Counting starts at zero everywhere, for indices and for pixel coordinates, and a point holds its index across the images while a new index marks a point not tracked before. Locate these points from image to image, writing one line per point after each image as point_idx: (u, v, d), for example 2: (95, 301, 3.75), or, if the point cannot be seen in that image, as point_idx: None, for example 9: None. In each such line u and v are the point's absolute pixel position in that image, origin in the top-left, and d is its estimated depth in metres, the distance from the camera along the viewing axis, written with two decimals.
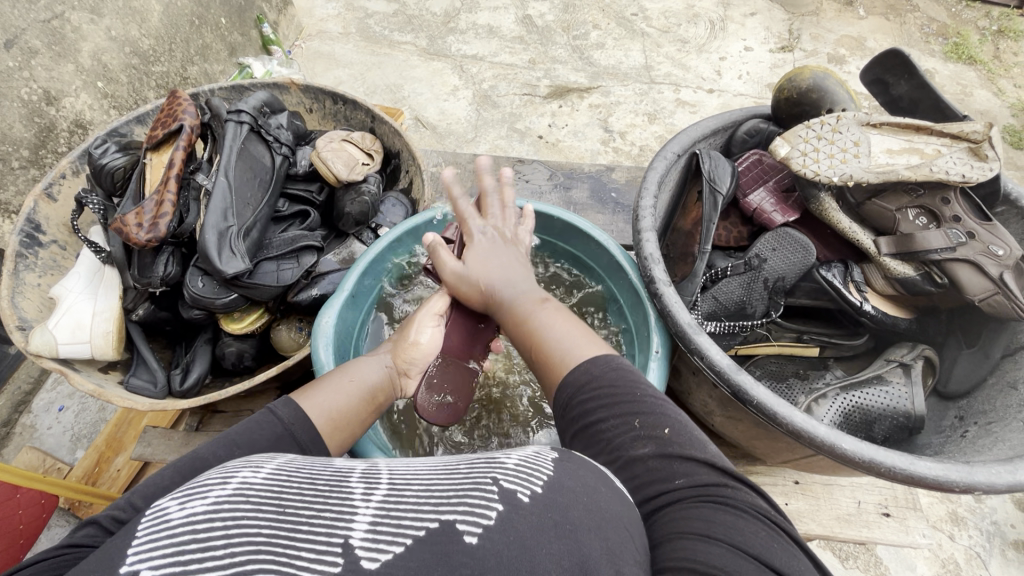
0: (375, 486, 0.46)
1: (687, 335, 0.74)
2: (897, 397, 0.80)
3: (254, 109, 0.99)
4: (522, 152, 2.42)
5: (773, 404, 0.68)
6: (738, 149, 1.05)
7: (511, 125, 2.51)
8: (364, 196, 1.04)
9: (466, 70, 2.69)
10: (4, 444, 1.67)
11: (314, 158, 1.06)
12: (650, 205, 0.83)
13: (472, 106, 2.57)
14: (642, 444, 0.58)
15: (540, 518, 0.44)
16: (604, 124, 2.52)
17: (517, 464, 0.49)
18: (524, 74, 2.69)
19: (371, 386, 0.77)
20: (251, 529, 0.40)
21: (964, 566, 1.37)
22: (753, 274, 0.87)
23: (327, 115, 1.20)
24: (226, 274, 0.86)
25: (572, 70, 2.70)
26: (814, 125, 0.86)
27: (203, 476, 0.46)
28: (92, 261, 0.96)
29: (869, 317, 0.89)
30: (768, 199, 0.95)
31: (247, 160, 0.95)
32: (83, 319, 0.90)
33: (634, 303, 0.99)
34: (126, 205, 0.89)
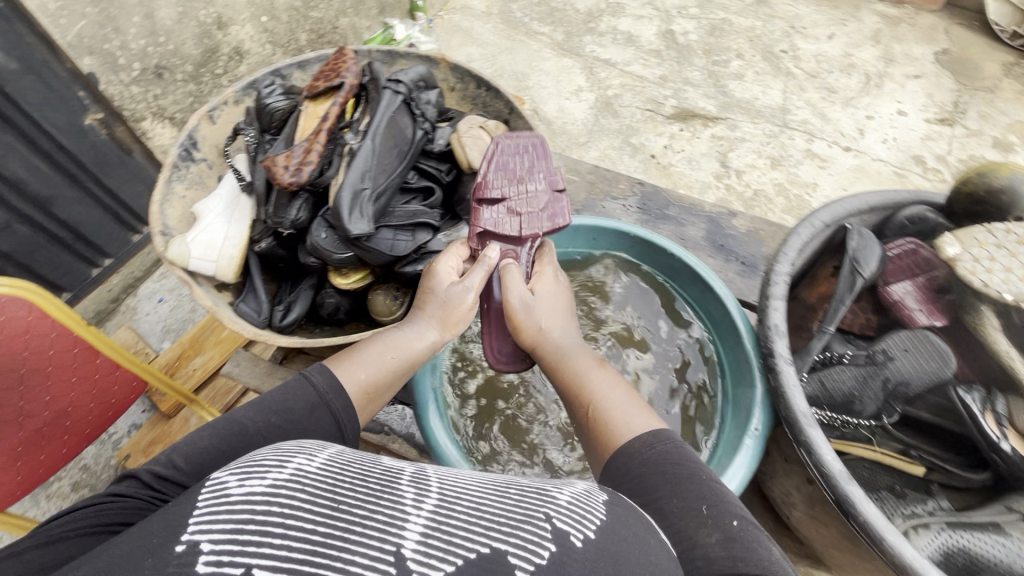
0: (425, 496, 0.52)
1: (799, 424, 0.70)
2: (1017, 555, 0.71)
3: (411, 82, 1.03)
4: (630, 168, 2.37)
5: (880, 525, 0.63)
6: (891, 233, 0.95)
7: (625, 138, 2.46)
8: (489, 187, 1.04)
9: (594, 73, 2.67)
10: (109, 317, 1.88)
11: (453, 139, 1.07)
12: (786, 272, 0.79)
13: (592, 110, 2.54)
14: (710, 533, 0.58)
15: (588, 561, 0.49)
16: (722, 157, 2.41)
17: (568, 503, 0.54)
18: (652, 89, 2.62)
19: (412, 357, 0.85)
20: (308, 527, 0.46)
21: None
22: (874, 369, 0.84)
23: (466, 97, 1.19)
24: (350, 233, 0.89)
25: (702, 95, 2.60)
26: (998, 231, 0.80)
27: (259, 457, 0.54)
28: (233, 187, 1.04)
29: (1001, 457, 0.78)
30: (913, 294, 0.88)
31: (393, 128, 0.98)
32: (216, 240, 0.96)
33: (739, 363, 0.94)
34: (278, 146, 0.96)
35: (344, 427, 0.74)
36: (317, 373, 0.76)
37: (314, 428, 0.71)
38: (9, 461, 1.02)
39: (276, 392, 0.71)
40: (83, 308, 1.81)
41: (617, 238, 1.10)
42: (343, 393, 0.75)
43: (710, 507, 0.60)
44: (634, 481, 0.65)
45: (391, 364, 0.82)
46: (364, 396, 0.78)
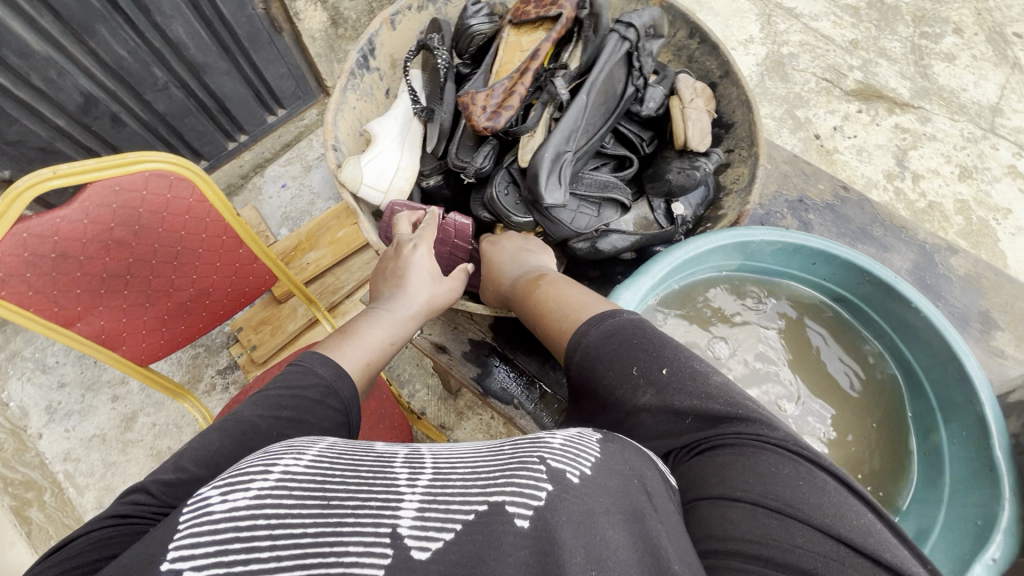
0: (419, 474, 0.48)
1: None
2: None
3: (642, 28, 0.89)
4: (786, 144, 2.08)
5: None
6: None
7: (790, 108, 2.14)
8: (693, 171, 0.86)
9: (772, 23, 2.31)
10: (237, 192, 1.95)
11: (671, 105, 0.90)
12: None
13: (758, 68, 2.22)
14: (646, 390, 0.60)
15: (587, 497, 0.45)
16: (899, 154, 2.06)
17: (562, 445, 0.50)
18: (837, 55, 2.23)
19: (398, 331, 0.81)
20: (297, 529, 0.41)
21: None
22: None
23: (671, 45, 1.01)
24: (543, 200, 0.82)
25: (897, 73, 2.19)
26: None
27: (244, 466, 0.48)
28: (408, 109, 0.98)
29: None
30: None
31: (608, 82, 0.86)
32: (388, 169, 0.92)
33: (974, 471, 0.73)
34: (476, 82, 0.88)
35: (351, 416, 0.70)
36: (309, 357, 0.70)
37: (324, 419, 0.65)
38: (156, 324, 1.10)
39: (281, 385, 0.65)
40: (216, 178, 1.89)
41: (843, 274, 0.88)
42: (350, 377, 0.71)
43: (641, 367, 0.61)
44: (592, 403, 0.65)
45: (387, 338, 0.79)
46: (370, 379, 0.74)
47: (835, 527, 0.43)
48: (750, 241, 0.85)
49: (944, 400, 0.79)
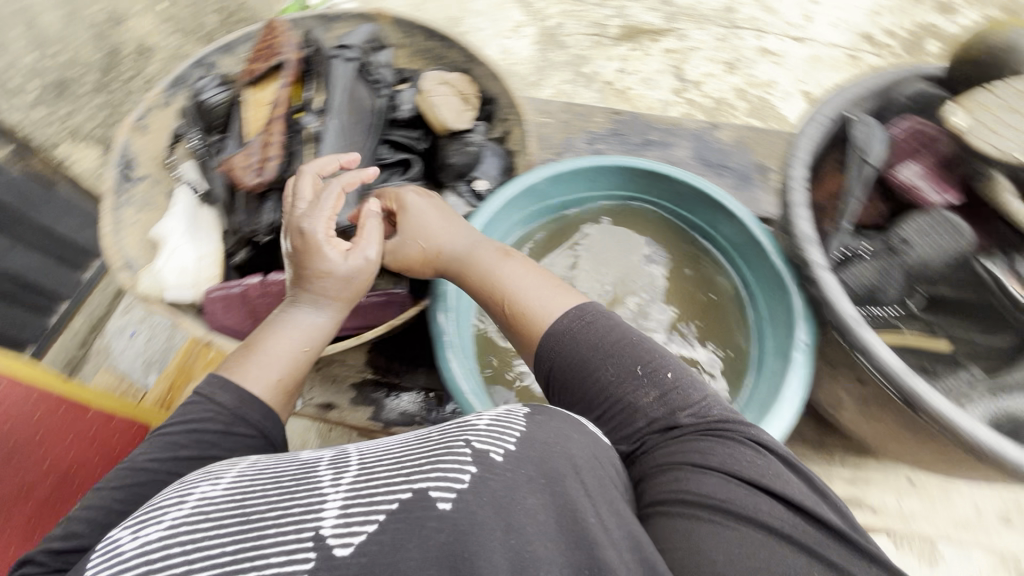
0: (343, 474, 0.61)
1: (853, 329, 0.81)
2: None
3: (359, 48, 1.07)
4: (587, 99, 2.28)
5: (953, 417, 0.75)
6: (891, 116, 1.03)
7: (577, 68, 2.35)
8: (468, 147, 1.06)
9: (530, 5, 2.54)
10: (83, 364, 1.73)
11: (420, 102, 1.08)
12: (798, 176, 0.92)
13: (536, 46, 2.43)
14: (648, 393, 0.77)
15: (512, 471, 0.59)
16: (677, 71, 2.34)
17: (489, 425, 0.64)
18: (593, 12, 2.50)
19: (317, 337, 0.90)
20: (215, 551, 0.53)
21: None
22: (894, 258, 0.92)
23: (416, 52, 1.17)
24: (340, 223, 0.96)
25: (646, 9, 2.49)
26: (1000, 92, 0.87)
27: (159, 502, 0.61)
28: (190, 200, 1.05)
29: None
30: (919, 176, 0.95)
31: (353, 102, 1.03)
32: (188, 264, 0.97)
33: (769, 283, 1.04)
34: (235, 146, 1.01)
35: (271, 435, 0.83)
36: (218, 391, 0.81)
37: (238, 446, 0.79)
38: None
39: (187, 421, 0.78)
40: (49, 361, 1.67)
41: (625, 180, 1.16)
42: (261, 401, 0.83)
43: (643, 367, 0.78)
44: (572, 393, 0.81)
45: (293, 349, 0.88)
46: (283, 391, 0.86)
47: (787, 491, 0.64)
48: (529, 185, 1.05)
49: (737, 243, 1.11)
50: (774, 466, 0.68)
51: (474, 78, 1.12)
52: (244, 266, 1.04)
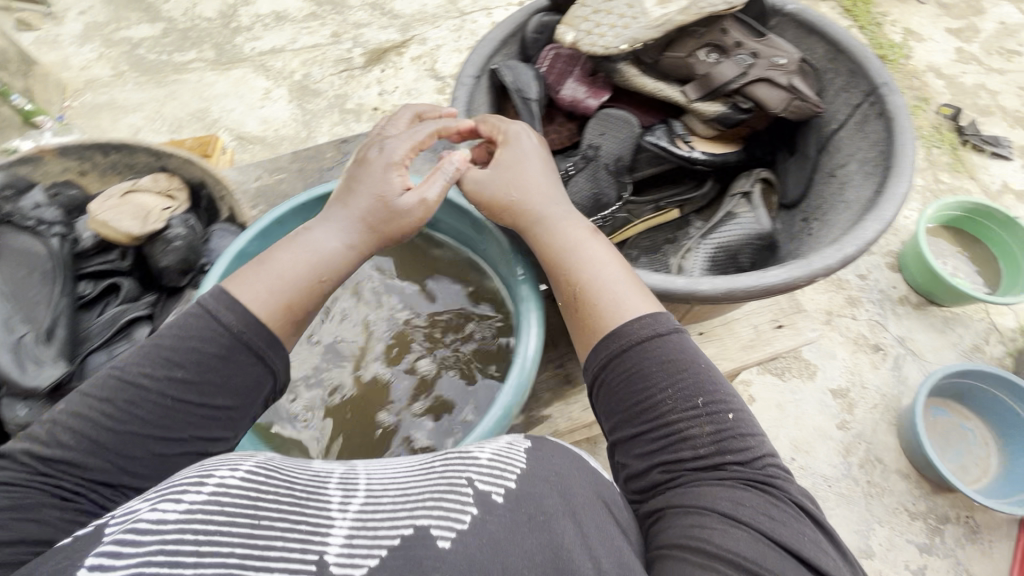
0: (352, 497, 0.61)
1: None
2: (751, 223, 0.95)
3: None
4: (362, 130, 2.30)
5: (617, 284, 0.82)
6: (533, 49, 1.08)
7: (341, 108, 2.37)
8: (169, 245, 1.17)
9: (270, 67, 2.51)
10: None
11: (94, 223, 1.16)
12: (460, 136, 0.90)
13: (293, 103, 2.40)
14: (702, 426, 0.71)
15: (510, 512, 0.59)
16: (432, 72, 2.43)
17: (490, 458, 0.65)
18: (332, 50, 2.53)
19: (328, 259, 0.86)
20: (225, 547, 0.51)
21: (871, 334, 1.77)
22: (594, 164, 0.98)
23: (102, 168, 1.29)
24: (42, 384, 1.02)
25: (380, 29, 2.58)
26: (589, 4, 0.93)
27: (180, 480, 0.58)
28: None
29: (702, 162, 0.98)
30: (579, 88, 1.03)
31: (15, 259, 1.12)
32: None
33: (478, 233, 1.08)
34: None
35: (271, 363, 0.80)
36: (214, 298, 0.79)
37: None
38: None
39: (172, 342, 0.75)
40: None
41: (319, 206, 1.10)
42: (262, 321, 0.79)
43: (704, 399, 0.72)
44: (620, 399, 0.76)
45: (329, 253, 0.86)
46: (287, 318, 0.81)
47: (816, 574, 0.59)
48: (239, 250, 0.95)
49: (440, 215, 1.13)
50: (800, 523, 0.64)
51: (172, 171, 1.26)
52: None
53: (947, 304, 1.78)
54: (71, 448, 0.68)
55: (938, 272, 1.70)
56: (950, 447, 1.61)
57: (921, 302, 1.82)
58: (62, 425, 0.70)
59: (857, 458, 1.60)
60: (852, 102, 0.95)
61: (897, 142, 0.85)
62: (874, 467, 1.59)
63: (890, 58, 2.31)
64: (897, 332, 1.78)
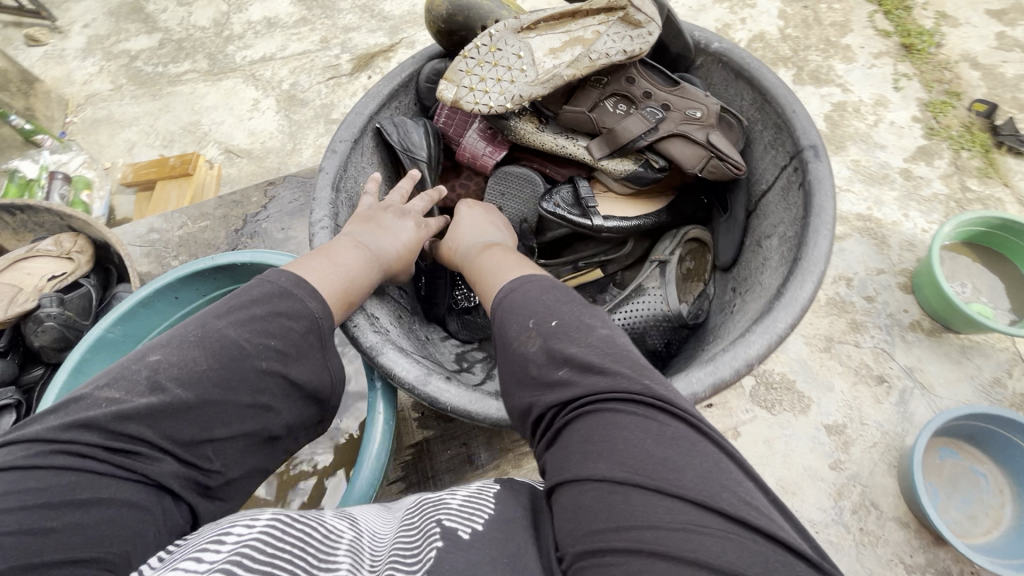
0: (359, 565, 0.59)
1: (374, 356, 0.85)
2: (656, 301, 0.96)
3: None
4: None
5: (462, 404, 0.81)
6: (428, 96, 1.14)
7: (327, 118, 2.34)
8: (46, 322, 1.27)
9: (260, 77, 2.49)
10: None
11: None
12: (321, 219, 0.93)
13: (280, 114, 2.38)
14: (533, 342, 0.72)
15: (471, 547, 0.57)
16: None
17: (460, 503, 0.64)
18: (321, 57, 2.49)
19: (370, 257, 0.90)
20: None
21: (874, 364, 1.63)
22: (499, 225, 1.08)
23: (19, 226, 1.45)
24: None
25: (368, 33, 2.51)
26: (472, 53, 0.88)
27: (197, 547, 0.57)
28: None
29: (612, 230, 0.98)
30: (478, 140, 1.08)
31: None
32: None
33: None
34: None
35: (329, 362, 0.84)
36: (292, 280, 0.82)
37: None
38: None
39: (284, 315, 0.79)
40: None
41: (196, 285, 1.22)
42: (324, 298, 0.82)
43: (535, 317, 0.74)
44: (507, 367, 0.75)
45: (353, 258, 0.88)
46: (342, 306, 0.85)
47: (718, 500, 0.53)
48: (99, 336, 1.13)
49: None
50: (680, 435, 0.59)
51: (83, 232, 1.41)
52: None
53: (962, 331, 1.62)
54: (142, 399, 0.69)
55: (950, 299, 1.55)
56: (957, 494, 1.46)
57: (936, 328, 1.66)
58: (164, 370, 0.71)
59: (850, 501, 1.48)
60: (782, 164, 0.90)
61: (811, 230, 0.79)
62: (868, 512, 1.46)
63: (918, 46, 2.07)
64: (904, 362, 1.63)
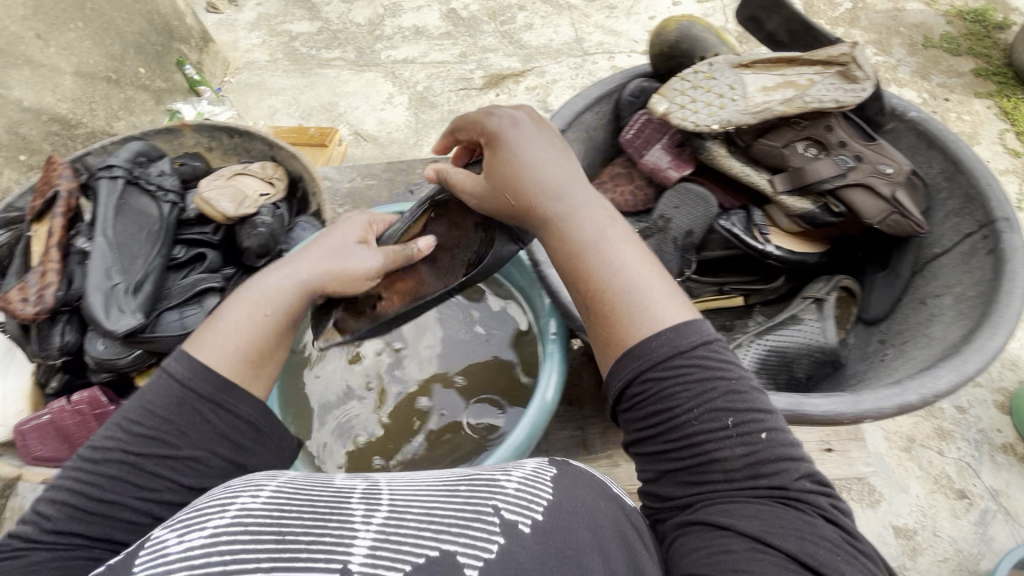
0: (373, 511, 0.64)
1: (575, 313, 0.99)
2: (810, 333, 1.01)
3: (126, 163, 1.25)
4: None
5: None
6: (627, 111, 1.15)
7: (451, 123, 2.52)
8: (256, 229, 1.24)
9: (398, 76, 2.71)
10: None
11: (197, 202, 1.27)
12: None
13: (410, 111, 2.58)
14: (734, 445, 0.70)
15: (534, 544, 0.63)
16: (543, 104, 2.52)
17: (515, 489, 0.68)
18: (457, 69, 2.70)
19: (283, 307, 0.86)
20: (251, 563, 0.56)
21: (957, 478, 1.56)
22: (664, 234, 1.08)
23: (227, 149, 1.41)
24: (117, 332, 1.07)
25: (504, 56, 2.71)
26: (688, 77, 1.03)
27: (200, 510, 0.63)
28: (4, 343, 1.22)
29: (776, 258, 1.05)
30: (663, 157, 1.12)
31: (129, 215, 1.20)
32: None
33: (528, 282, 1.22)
34: (11, 281, 1.13)
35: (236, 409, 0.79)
36: (192, 369, 0.78)
37: None
38: None
39: (132, 418, 0.75)
40: None
41: None
42: (214, 372, 0.79)
43: (735, 418, 0.71)
44: (653, 424, 0.74)
45: (269, 313, 0.85)
46: (247, 364, 0.81)
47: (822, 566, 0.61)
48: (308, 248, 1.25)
49: None
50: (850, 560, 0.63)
51: (280, 160, 1.38)
52: (60, 389, 1.21)
53: None
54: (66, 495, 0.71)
55: None
56: None
57: None
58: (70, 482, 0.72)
59: None
60: (965, 231, 1.00)
61: (1003, 290, 0.89)
62: None
63: None
64: (990, 483, 1.55)
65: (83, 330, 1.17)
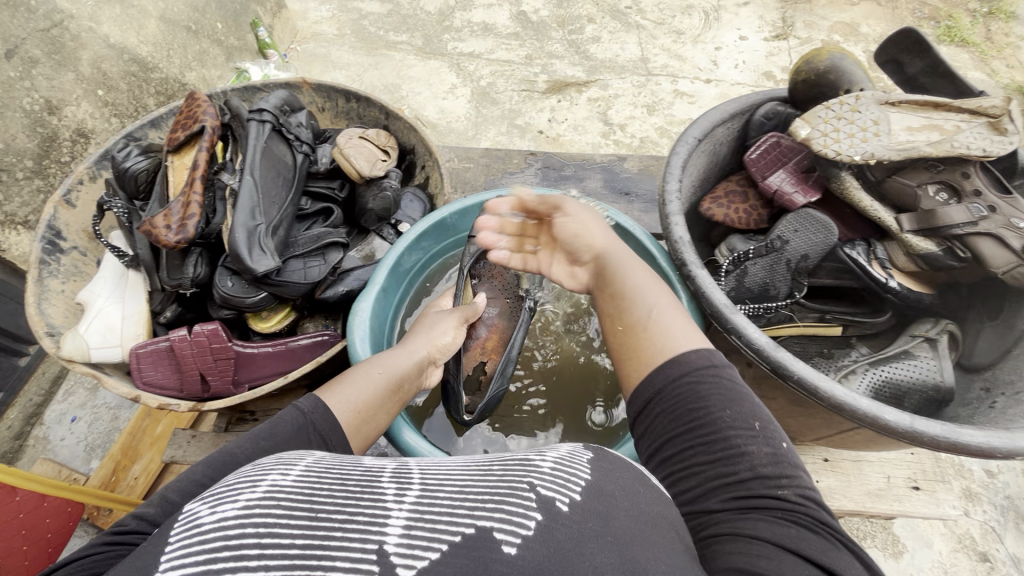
0: (406, 488, 0.50)
1: (725, 314, 0.84)
2: (927, 369, 0.91)
3: (274, 108, 1.19)
4: (523, 147, 2.46)
5: (812, 378, 0.77)
6: (754, 134, 1.13)
7: (511, 121, 2.55)
8: (382, 193, 1.24)
9: (463, 68, 2.74)
10: (18, 457, 1.68)
11: (337, 155, 1.27)
12: (675, 189, 0.95)
13: (471, 104, 2.61)
14: (756, 443, 0.60)
15: (575, 523, 0.49)
16: (603, 117, 2.56)
17: (552, 468, 0.54)
18: (522, 70, 2.73)
19: (399, 372, 0.86)
20: (284, 539, 0.43)
21: (981, 540, 1.56)
22: (776, 256, 1.00)
23: (340, 113, 1.44)
24: (257, 270, 1.03)
25: (570, 64, 2.74)
26: (834, 106, 0.95)
27: (232, 480, 0.50)
28: (116, 266, 1.16)
29: (894, 293, 1.00)
30: (788, 180, 1.07)
31: (269, 157, 1.15)
32: (114, 323, 1.09)
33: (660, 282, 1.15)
34: (153, 207, 1.08)
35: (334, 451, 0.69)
36: (312, 402, 0.71)
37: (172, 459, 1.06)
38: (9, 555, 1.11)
39: (265, 435, 0.64)
40: None
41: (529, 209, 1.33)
42: (337, 418, 0.71)
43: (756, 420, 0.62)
44: (671, 416, 0.64)
45: (389, 376, 0.84)
46: (357, 420, 0.74)
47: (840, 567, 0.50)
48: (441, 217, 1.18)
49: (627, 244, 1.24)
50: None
51: (393, 130, 1.40)
52: (173, 321, 1.15)
53: None
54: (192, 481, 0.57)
55: None
56: None
57: None
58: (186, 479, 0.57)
59: None
60: None
61: None
62: None
63: None
64: (1014, 550, 1.56)
65: (212, 267, 1.13)
